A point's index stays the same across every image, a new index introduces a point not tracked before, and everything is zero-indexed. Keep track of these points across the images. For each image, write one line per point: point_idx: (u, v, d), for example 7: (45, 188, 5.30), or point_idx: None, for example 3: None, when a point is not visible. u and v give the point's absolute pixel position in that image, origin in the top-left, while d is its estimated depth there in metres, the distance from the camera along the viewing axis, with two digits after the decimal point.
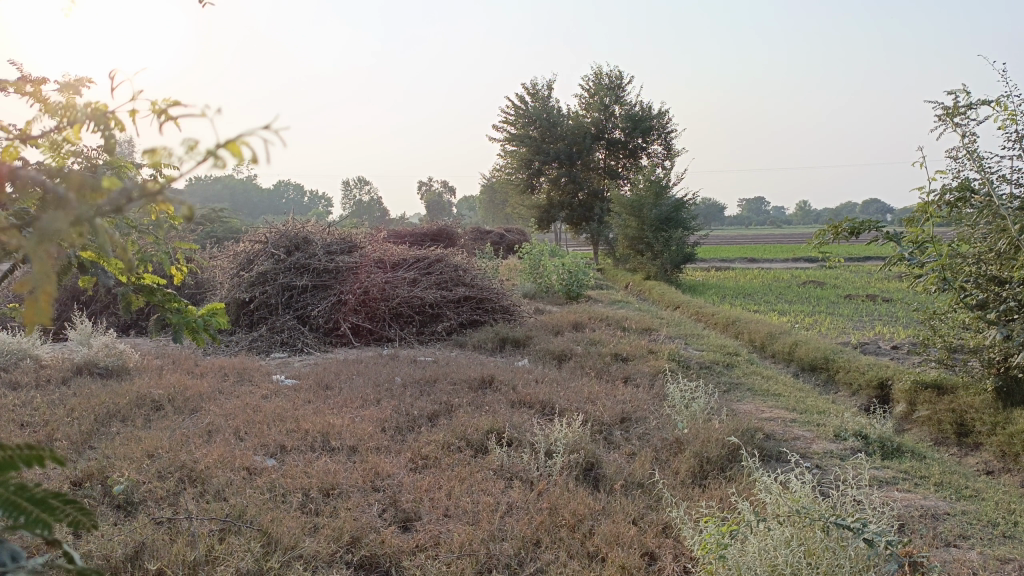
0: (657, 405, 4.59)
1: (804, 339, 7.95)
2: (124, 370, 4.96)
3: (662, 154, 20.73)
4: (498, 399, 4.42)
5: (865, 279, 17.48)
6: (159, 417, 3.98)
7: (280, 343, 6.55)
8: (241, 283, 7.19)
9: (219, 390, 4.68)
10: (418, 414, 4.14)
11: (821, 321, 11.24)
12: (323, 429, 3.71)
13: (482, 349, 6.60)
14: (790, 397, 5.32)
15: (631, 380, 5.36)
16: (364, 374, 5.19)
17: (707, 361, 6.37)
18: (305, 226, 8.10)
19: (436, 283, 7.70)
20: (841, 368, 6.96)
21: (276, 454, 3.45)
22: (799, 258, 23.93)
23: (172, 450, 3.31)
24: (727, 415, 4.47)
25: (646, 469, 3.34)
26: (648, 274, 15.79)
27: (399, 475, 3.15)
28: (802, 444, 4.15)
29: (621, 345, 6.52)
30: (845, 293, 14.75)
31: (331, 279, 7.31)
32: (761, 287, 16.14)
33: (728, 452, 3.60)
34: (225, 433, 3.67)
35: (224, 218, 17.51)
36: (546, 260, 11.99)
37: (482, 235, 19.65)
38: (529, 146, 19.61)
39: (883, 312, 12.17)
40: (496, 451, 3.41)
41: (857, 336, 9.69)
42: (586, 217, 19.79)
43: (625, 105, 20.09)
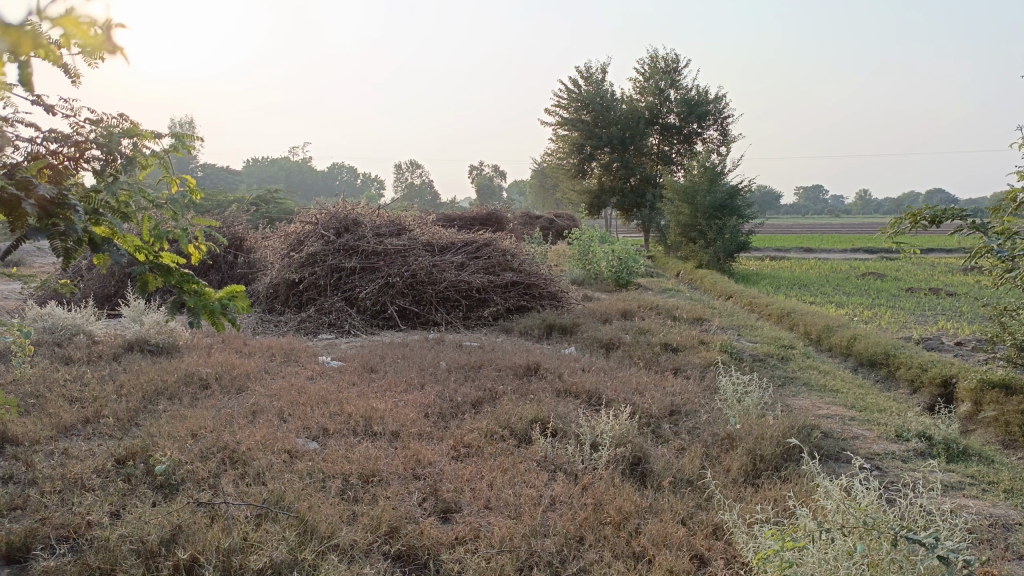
0: (708, 398, 4.44)
1: (863, 333, 7.65)
2: (174, 348, 5.01)
3: (717, 140, 20.27)
4: (543, 388, 4.33)
5: (929, 272, 16.81)
6: (206, 395, 4.00)
7: (328, 325, 6.58)
8: (291, 264, 7.24)
9: (265, 370, 4.70)
10: (462, 401, 4.07)
11: (881, 315, 10.84)
12: (366, 412, 3.68)
13: (529, 335, 6.51)
14: (849, 393, 5.11)
15: (681, 371, 5.20)
16: (409, 358, 5.15)
17: (761, 353, 6.16)
18: (355, 208, 8.12)
19: (484, 268, 7.63)
20: (902, 364, 6.67)
21: (318, 437, 3.42)
22: (858, 249, 23.20)
23: (216, 430, 3.31)
24: (782, 410, 4.30)
25: (696, 465, 3.22)
26: (700, 263, 15.48)
27: (441, 463, 3.08)
28: (862, 444, 3.96)
29: (672, 335, 6.36)
30: (906, 286, 14.21)
31: (379, 261, 7.29)
32: (818, 278, 15.65)
33: (783, 452, 3.44)
34: (269, 414, 3.66)
35: (279, 199, 17.79)
36: (596, 246, 11.83)
37: (531, 220, 19.56)
38: (581, 131, 19.36)
39: (947, 306, 11.68)
40: (540, 442, 3.32)
41: (920, 332, 9.31)
42: (638, 203, 19.50)
43: (681, 90, 19.67)
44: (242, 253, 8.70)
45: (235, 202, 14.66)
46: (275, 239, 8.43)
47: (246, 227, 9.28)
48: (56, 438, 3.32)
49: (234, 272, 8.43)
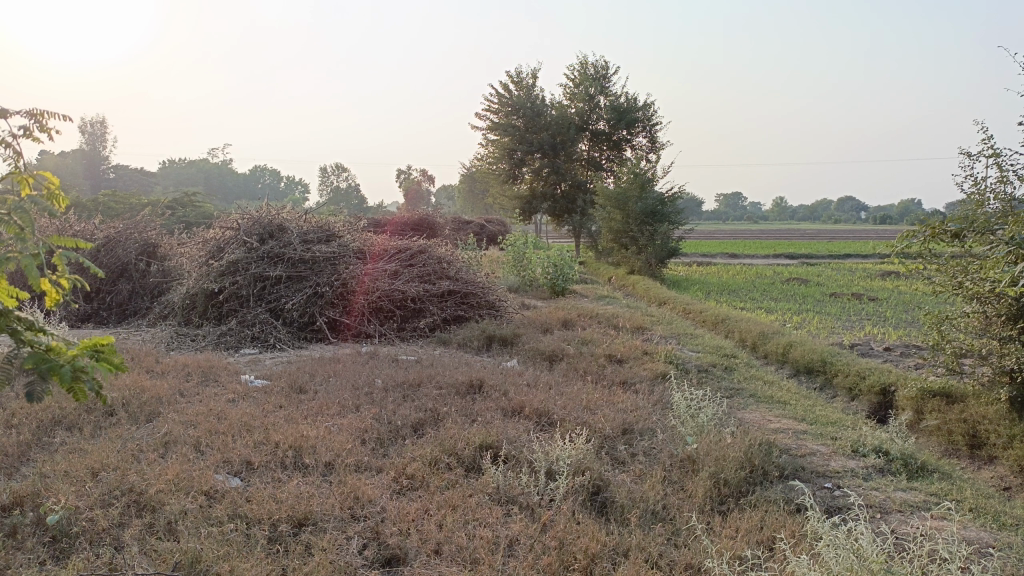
0: (661, 415, 4.23)
1: (799, 340, 7.65)
2: None
3: (646, 147, 20.39)
4: (489, 408, 4.04)
5: (849, 277, 17.29)
6: (112, 424, 3.55)
7: (250, 339, 6.12)
8: (210, 273, 6.71)
9: (181, 393, 4.25)
10: (401, 424, 3.74)
11: (810, 320, 10.97)
12: (295, 440, 3.30)
13: (467, 348, 6.21)
14: (797, 405, 5.00)
15: (629, 385, 4.99)
16: (341, 375, 4.78)
17: (705, 364, 6.02)
18: (280, 212, 7.64)
19: (418, 276, 7.29)
20: (840, 371, 6.65)
21: (241, 472, 3.04)
22: (780, 255, 23.77)
23: (121, 467, 2.89)
24: (737, 427, 4.13)
25: (659, 493, 2.99)
26: (632, 269, 15.48)
27: (383, 500, 2.76)
28: (819, 461, 3.82)
29: (615, 345, 6.17)
30: (830, 291, 14.53)
31: (307, 269, 6.84)
32: (745, 283, 15.87)
33: (747, 474, 3.26)
34: (184, 446, 3.26)
35: (197, 202, 16.99)
36: (530, 252, 11.59)
37: (461, 226, 19.25)
38: (512, 135, 19.12)
39: (871, 312, 11.95)
40: (491, 471, 3.04)
41: (850, 337, 9.41)
42: (569, 209, 19.45)
43: (610, 96, 19.66)
44: (155, 261, 8.12)
45: (148, 206, 13.89)
46: (193, 245, 7.90)
47: (160, 232, 8.67)
48: None
49: (147, 281, 7.84)
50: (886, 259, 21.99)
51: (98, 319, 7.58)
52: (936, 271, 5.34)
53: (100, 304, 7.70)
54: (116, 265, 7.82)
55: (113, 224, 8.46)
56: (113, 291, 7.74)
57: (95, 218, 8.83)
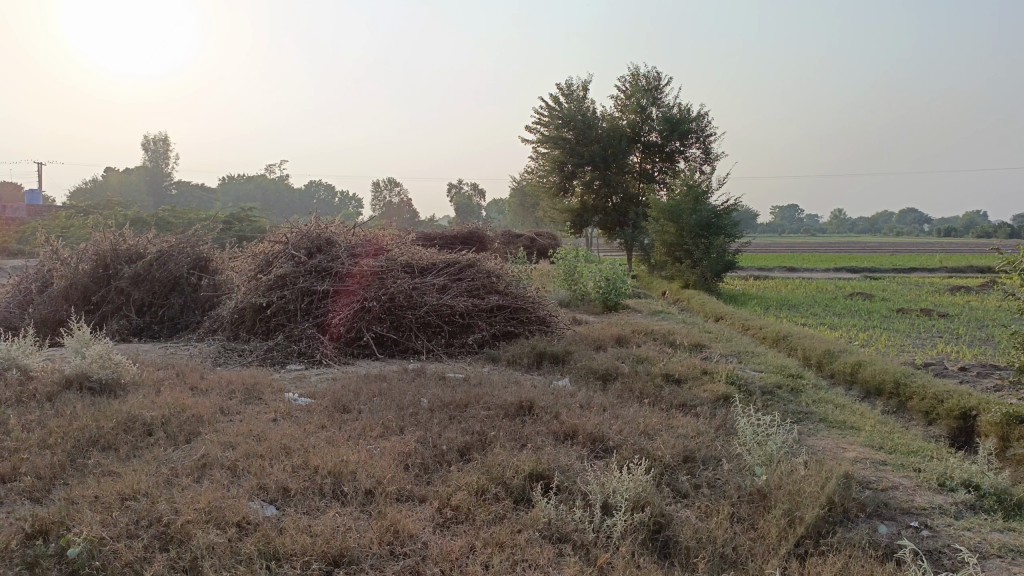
0: (725, 442, 3.94)
1: (868, 359, 7.22)
2: (119, 385, 4.42)
3: (700, 158, 19.95)
4: (540, 432, 3.81)
5: (915, 292, 16.54)
6: (149, 446, 3.44)
7: (297, 354, 6.01)
8: (258, 287, 6.65)
9: (222, 411, 4.13)
10: (447, 449, 3.54)
11: (877, 337, 10.43)
12: (334, 465, 3.12)
13: (517, 365, 5.99)
14: (873, 432, 4.62)
15: (688, 408, 4.70)
16: (386, 393, 4.61)
17: (769, 385, 5.68)
18: (328, 226, 7.58)
19: (466, 291, 7.11)
20: (915, 394, 6.21)
21: (277, 500, 2.87)
22: (841, 269, 22.96)
23: (152, 494, 2.76)
24: (808, 456, 3.80)
25: (729, 534, 2.72)
26: (687, 283, 15.09)
27: (425, 536, 2.56)
28: (902, 496, 3.47)
29: (672, 364, 5.88)
30: (896, 306, 13.87)
31: (355, 284, 6.73)
32: (806, 298, 15.30)
33: (826, 512, 2.95)
34: (220, 471, 3.12)
35: (253, 217, 17.25)
36: (582, 266, 11.35)
37: (512, 239, 19.12)
38: (563, 148, 18.89)
39: (942, 329, 11.31)
40: (543, 504, 2.81)
41: (921, 356, 8.88)
42: (621, 222, 19.15)
43: (663, 107, 19.32)
44: (206, 275, 8.13)
45: (204, 221, 14.09)
46: (243, 259, 7.89)
47: (212, 246, 8.71)
48: None
49: (198, 295, 7.85)
50: (954, 273, 21.00)
51: (150, 333, 7.59)
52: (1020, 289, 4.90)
53: (152, 318, 7.72)
54: (167, 279, 7.84)
55: (166, 238, 8.52)
56: (165, 305, 7.76)
57: (150, 232, 8.92)
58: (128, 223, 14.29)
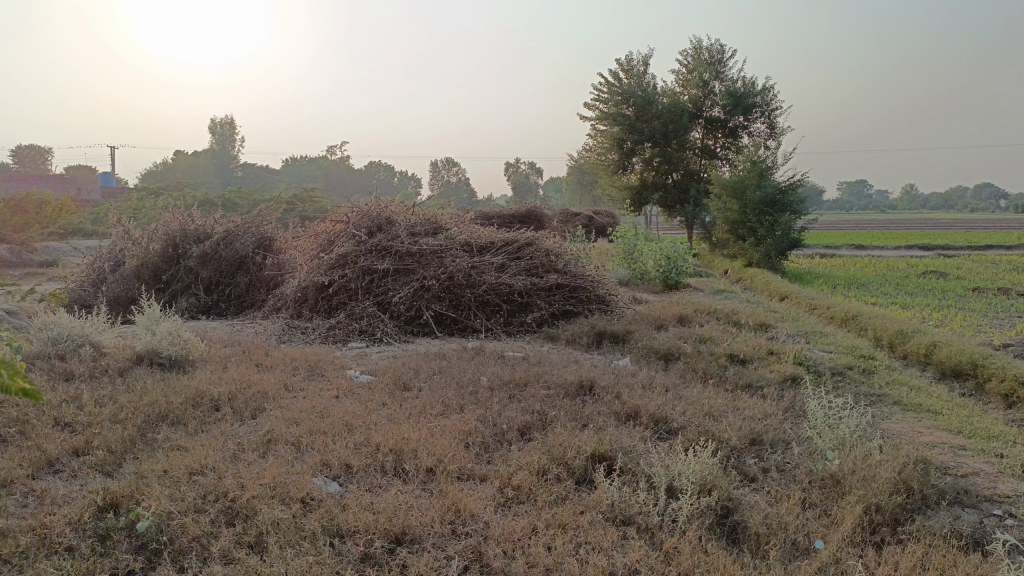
0: (793, 425, 3.81)
1: (944, 340, 6.90)
2: (188, 361, 4.53)
3: (765, 133, 19.37)
4: (601, 412, 3.75)
5: (993, 270, 15.79)
6: (216, 422, 3.51)
7: (358, 332, 6.06)
8: (320, 266, 6.73)
9: (286, 387, 4.20)
10: (508, 428, 3.52)
11: (952, 317, 9.98)
12: (395, 443, 3.12)
13: (576, 344, 5.93)
14: (951, 415, 4.41)
15: (754, 390, 4.57)
16: (446, 372, 4.61)
17: (839, 366, 5.48)
18: (388, 205, 7.63)
19: (525, 270, 7.06)
20: (995, 376, 5.91)
21: (339, 477, 2.89)
22: (913, 246, 22.07)
23: (220, 469, 2.81)
24: (882, 441, 3.64)
25: (799, 520, 2.63)
26: (749, 261, 14.73)
27: (487, 515, 2.54)
28: (984, 483, 3.29)
29: (736, 344, 5.72)
30: (973, 285, 13.25)
31: (414, 262, 6.75)
32: (875, 276, 14.77)
33: (903, 500, 2.82)
34: (284, 446, 3.16)
35: (315, 198, 17.55)
36: (642, 244, 11.17)
37: (570, 218, 18.99)
38: (622, 125, 18.59)
39: (1022, 308, 10.76)
40: (605, 485, 2.76)
41: (1000, 337, 8.45)
42: (681, 199, 18.80)
43: (726, 81, 18.79)
44: (270, 255, 8.28)
45: (269, 202, 14.39)
46: (305, 238, 8.00)
47: (276, 226, 8.86)
48: (35, 478, 2.85)
49: (263, 274, 8.00)
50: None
51: (217, 311, 7.78)
52: None
53: (220, 297, 7.90)
54: (234, 258, 8.02)
55: (232, 218, 8.71)
56: (231, 284, 7.94)
57: (217, 212, 9.14)
58: (197, 204, 14.70)
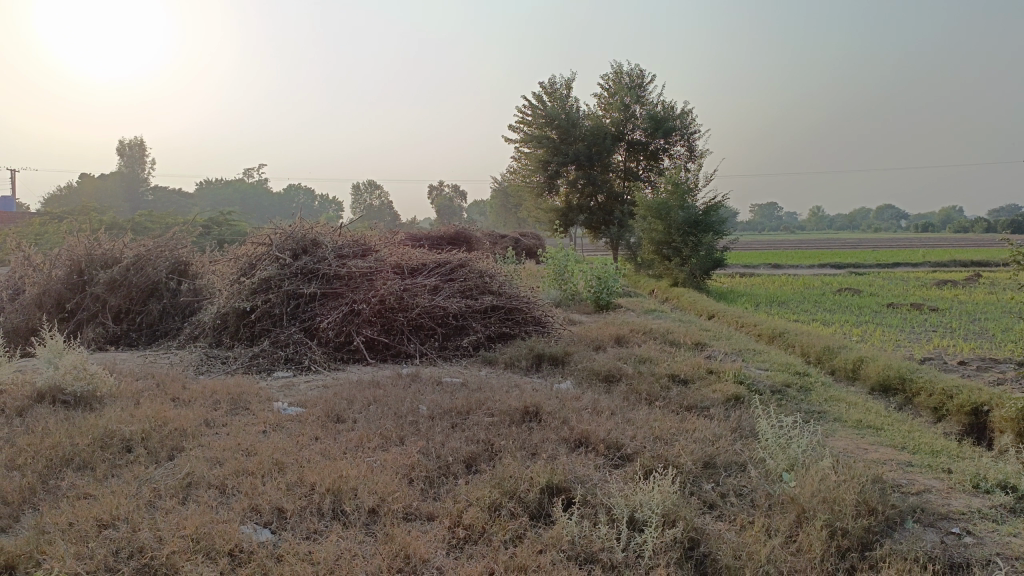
0: (745, 446, 3.72)
1: (870, 355, 7.04)
2: (95, 398, 4.12)
3: (685, 156, 19.80)
4: (550, 440, 3.57)
5: (901, 286, 16.49)
6: (128, 465, 3.17)
7: (284, 360, 5.71)
8: (241, 291, 6.35)
9: (207, 423, 3.86)
10: (453, 460, 3.29)
11: (871, 333, 10.29)
12: (332, 481, 2.86)
13: (515, 368, 5.74)
14: (892, 431, 4.42)
15: (699, 410, 4.48)
16: (382, 401, 4.35)
17: (777, 384, 5.48)
18: (313, 227, 7.30)
19: (459, 292, 6.86)
20: (923, 389, 6.03)
21: (271, 523, 2.61)
22: (826, 265, 22.91)
23: (134, 520, 2.50)
24: (834, 460, 3.59)
25: (768, 549, 2.51)
26: (675, 281, 14.93)
27: (439, 561, 2.32)
28: (938, 500, 3.26)
29: (676, 364, 5.66)
30: (885, 301, 13.77)
31: (343, 286, 6.46)
32: (794, 294, 15.19)
33: (868, 523, 2.74)
34: (207, 490, 2.85)
35: (232, 222, 16.89)
36: (572, 265, 11.13)
37: (496, 240, 18.90)
38: (547, 147, 18.67)
39: (934, 322, 11.20)
40: (564, 520, 2.58)
41: (918, 351, 8.72)
42: (606, 221, 18.97)
43: (647, 105, 19.15)
44: (186, 280, 7.80)
45: (182, 225, 13.72)
46: (224, 262, 7.58)
47: (191, 249, 8.38)
48: None
49: (178, 301, 7.51)
50: (938, 267, 21.00)
51: (127, 341, 7.24)
52: None
53: (130, 326, 7.37)
54: (146, 285, 7.51)
55: (144, 242, 8.18)
56: (143, 312, 7.42)
57: (126, 236, 8.58)
58: (102, 229, 13.89)
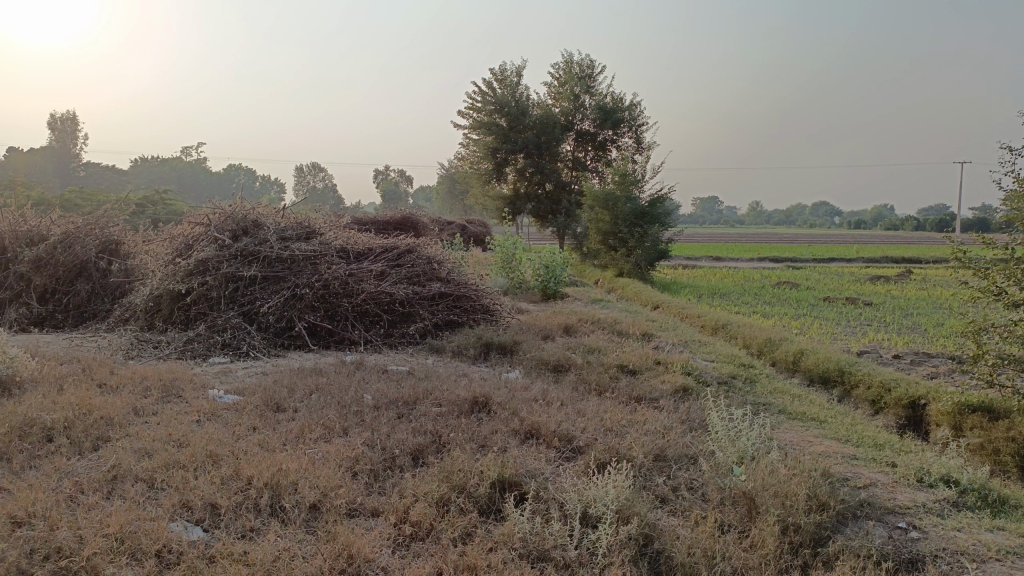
0: (695, 439, 3.69)
1: (811, 348, 7.15)
2: (15, 382, 3.85)
3: (633, 148, 19.90)
4: (499, 432, 3.47)
5: (837, 281, 16.93)
6: (48, 457, 2.94)
7: (221, 346, 5.48)
8: (176, 273, 6.06)
9: (136, 411, 3.63)
10: (399, 453, 3.17)
11: (810, 326, 10.49)
12: (270, 475, 2.70)
13: (462, 357, 5.63)
14: (835, 424, 4.47)
15: (648, 402, 4.45)
16: (325, 390, 4.18)
17: (724, 375, 5.49)
18: (254, 208, 7.04)
19: (406, 278, 6.69)
20: (862, 382, 6.14)
21: (203, 521, 2.43)
22: (766, 258, 23.38)
23: (52, 517, 2.30)
24: (782, 453, 3.59)
25: (721, 545, 2.47)
26: (620, 271, 15.01)
27: (385, 560, 2.21)
28: (884, 494, 3.28)
29: (624, 354, 5.63)
30: (823, 295, 14.08)
31: (285, 269, 6.23)
32: (735, 287, 15.42)
33: (819, 518, 2.73)
34: (134, 485, 2.66)
35: (169, 201, 16.28)
36: (520, 253, 11.04)
37: (443, 226, 18.71)
38: (496, 134, 18.51)
39: (869, 317, 11.50)
40: (516, 517, 2.49)
41: (856, 344, 8.92)
42: (554, 210, 18.96)
43: (596, 96, 19.16)
44: (117, 260, 7.42)
45: (115, 203, 13.15)
46: (159, 242, 7.24)
47: (123, 228, 7.98)
48: None
49: (108, 281, 7.14)
50: (872, 263, 21.64)
51: (52, 323, 6.85)
52: (971, 275, 4.75)
53: (56, 306, 6.97)
54: (73, 263, 7.12)
55: (72, 218, 7.77)
56: (70, 292, 7.03)
57: (53, 212, 8.12)
58: (27, 205, 13.20)
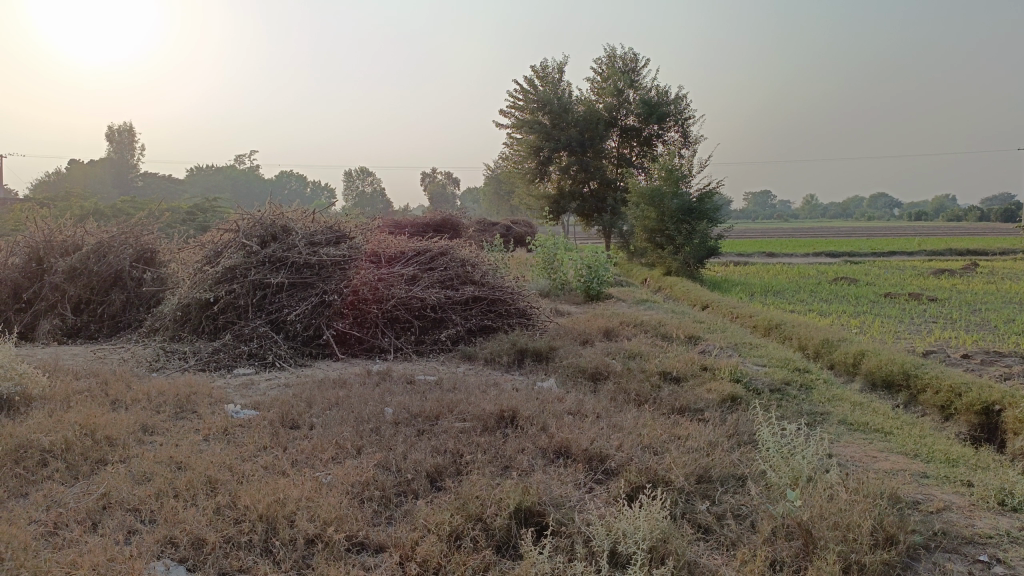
0: (743, 456, 3.34)
1: (872, 348, 6.66)
2: (24, 400, 3.71)
3: (679, 142, 19.35)
4: (525, 451, 3.18)
5: (897, 275, 16.14)
6: (39, 483, 2.76)
7: (247, 356, 5.30)
8: (203, 281, 5.91)
9: (145, 430, 3.45)
10: (414, 475, 2.90)
11: (870, 324, 9.91)
12: (267, 506, 2.46)
13: (496, 364, 5.35)
14: (901, 436, 4.04)
15: (692, 413, 4.10)
16: (344, 403, 3.94)
17: (776, 381, 5.09)
18: (285, 213, 6.88)
19: (438, 282, 6.46)
20: (929, 386, 5.65)
21: (188, 559, 2.20)
22: (821, 253, 22.52)
23: (22, 555, 2.10)
24: (842, 472, 3.21)
25: None
26: (668, 270, 14.56)
27: None
28: (960, 520, 2.89)
29: (668, 360, 5.28)
30: (883, 291, 13.38)
31: (313, 275, 6.04)
32: (789, 283, 14.80)
33: (887, 555, 2.37)
34: (122, 516, 2.45)
35: (219, 208, 16.48)
36: (562, 254, 10.70)
37: (487, 227, 18.51)
38: (539, 133, 18.22)
39: (934, 313, 10.83)
40: (535, 555, 2.20)
41: (919, 343, 8.36)
42: (599, 208, 18.56)
43: (641, 90, 18.65)
44: (151, 268, 7.35)
45: (164, 211, 13.31)
46: (190, 250, 7.14)
47: (158, 236, 7.93)
48: None
49: (142, 291, 7.07)
50: (934, 256, 20.65)
51: (87, 334, 6.81)
52: None
53: (91, 317, 6.93)
54: (107, 273, 7.07)
55: (108, 228, 7.74)
56: (104, 302, 6.98)
57: (91, 222, 8.13)
58: (80, 216, 13.42)
